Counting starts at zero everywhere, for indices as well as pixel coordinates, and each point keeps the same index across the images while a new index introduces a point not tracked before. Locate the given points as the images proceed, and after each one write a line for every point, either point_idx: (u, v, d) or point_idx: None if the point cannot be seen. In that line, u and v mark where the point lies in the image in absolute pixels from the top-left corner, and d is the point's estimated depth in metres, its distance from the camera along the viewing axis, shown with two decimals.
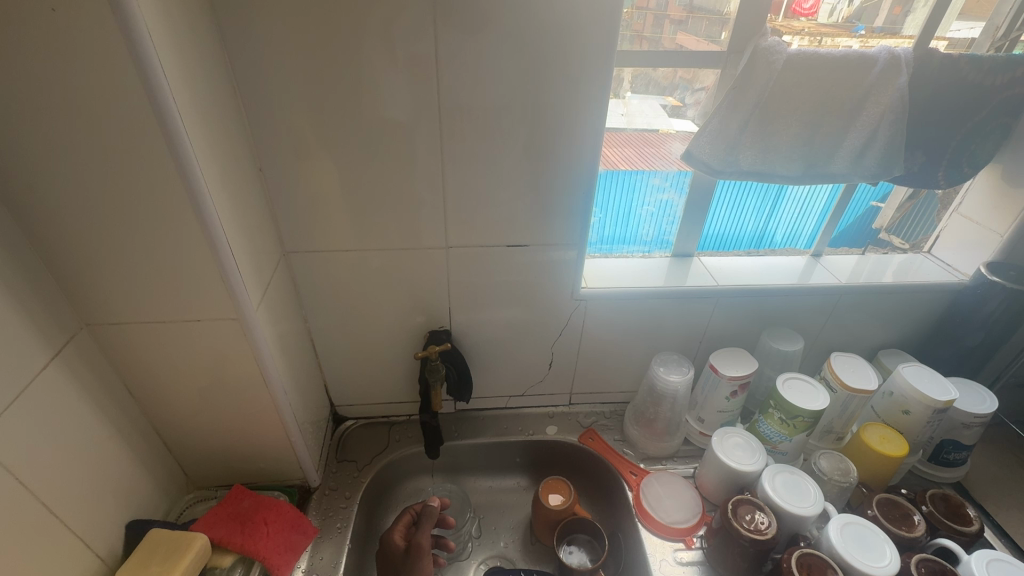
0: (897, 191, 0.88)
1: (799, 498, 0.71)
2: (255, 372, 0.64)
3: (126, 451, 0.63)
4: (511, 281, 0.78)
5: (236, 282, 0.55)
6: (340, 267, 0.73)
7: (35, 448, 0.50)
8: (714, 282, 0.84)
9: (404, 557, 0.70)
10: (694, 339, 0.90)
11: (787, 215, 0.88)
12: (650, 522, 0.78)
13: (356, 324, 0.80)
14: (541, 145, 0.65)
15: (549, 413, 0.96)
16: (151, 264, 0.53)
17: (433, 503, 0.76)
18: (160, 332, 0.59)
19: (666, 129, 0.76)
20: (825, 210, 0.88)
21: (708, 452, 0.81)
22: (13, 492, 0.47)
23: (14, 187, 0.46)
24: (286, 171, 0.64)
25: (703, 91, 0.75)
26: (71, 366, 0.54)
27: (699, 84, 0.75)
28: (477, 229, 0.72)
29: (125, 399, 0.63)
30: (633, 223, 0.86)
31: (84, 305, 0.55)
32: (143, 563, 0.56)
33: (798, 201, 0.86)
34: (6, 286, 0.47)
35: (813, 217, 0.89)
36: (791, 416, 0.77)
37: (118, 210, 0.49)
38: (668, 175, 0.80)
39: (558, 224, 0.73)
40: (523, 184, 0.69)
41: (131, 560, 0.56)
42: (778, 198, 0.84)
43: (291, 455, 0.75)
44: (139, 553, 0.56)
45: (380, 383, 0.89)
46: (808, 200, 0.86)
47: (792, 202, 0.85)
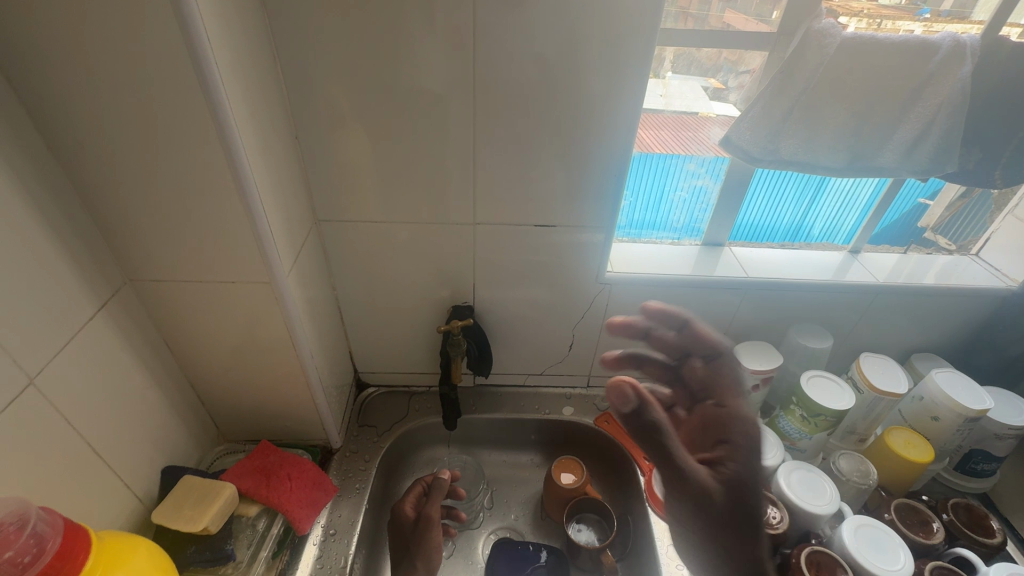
0: (949, 188, 0.83)
1: (814, 496, 0.71)
2: (284, 335, 0.66)
3: (163, 401, 0.66)
4: (537, 261, 0.78)
5: (270, 246, 0.57)
6: (370, 237, 0.75)
7: (83, 392, 0.53)
8: (743, 273, 0.83)
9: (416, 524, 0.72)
10: (719, 330, 0.89)
11: (826, 207, 0.85)
12: (660, 507, 0.79)
13: (383, 294, 0.82)
14: (575, 124, 0.64)
15: (566, 393, 0.97)
16: (191, 225, 0.55)
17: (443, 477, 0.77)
18: (197, 291, 0.61)
19: (706, 112, 0.74)
20: (868, 204, 0.84)
21: (724, 444, 0.81)
22: (62, 432, 0.51)
23: (67, 144, 0.48)
24: (320, 139, 0.65)
25: (750, 76, 0.72)
26: (115, 319, 0.57)
27: (743, 66, 0.72)
28: (506, 207, 0.72)
29: (163, 353, 0.66)
30: (664, 208, 0.84)
31: (127, 261, 0.58)
32: (176, 506, 0.59)
33: (839, 194, 0.82)
34: (58, 239, 0.49)
35: (853, 213, 0.86)
36: (813, 414, 0.76)
37: (162, 171, 0.51)
38: (703, 160, 0.78)
39: (588, 206, 0.72)
40: (555, 163, 0.68)
41: (167, 503, 0.60)
42: (819, 188, 0.81)
43: (316, 416, 0.78)
44: (173, 497, 0.60)
45: (403, 354, 0.91)
46: (850, 193, 0.82)
47: (833, 193, 0.82)
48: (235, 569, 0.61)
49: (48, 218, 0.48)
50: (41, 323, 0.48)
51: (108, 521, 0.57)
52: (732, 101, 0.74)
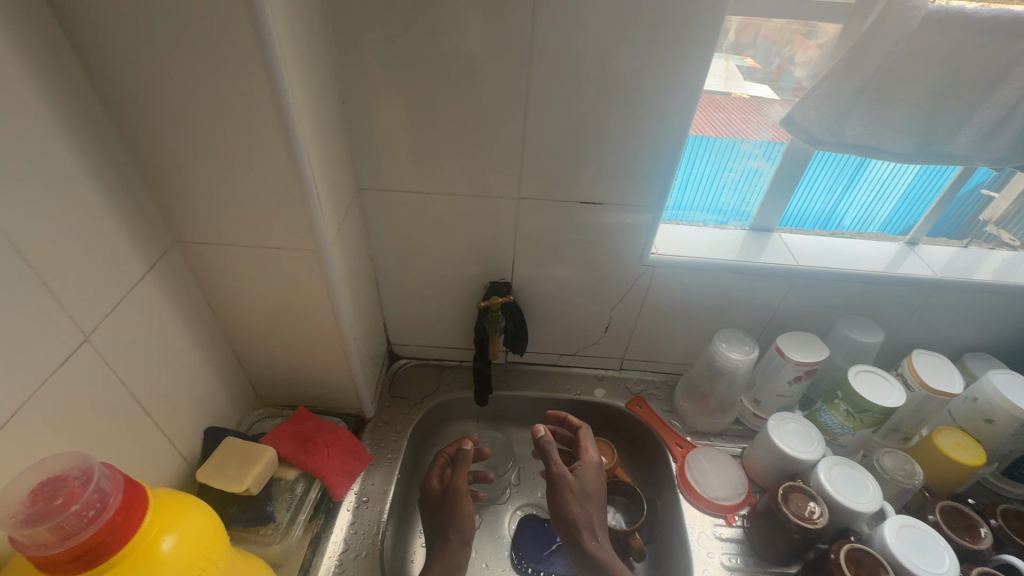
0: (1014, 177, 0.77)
1: (856, 492, 0.69)
2: (325, 304, 0.66)
3: (206, 364, 0.67)
4: (579, 239, 0.76)
5: (317, 214, 0.56)
6: (411, 208, 0.73)
7: (133, 352, 0.54)
8: (793, 261, 0.79)
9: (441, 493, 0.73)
10: (762, 319, 0.86)
11: (860, 196, 0.81)
12: (692, 494, 0.78)
13: (420, 266, 0.81)
14: (631, 97, 0.61)
15: (598, 375, 0.96)
16: (240, 189, 0.54)
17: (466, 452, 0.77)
18: (242, 256, 0.61)
19: (740, 94, 0.71)
20: (905, 194, 0.80)
21: (761, 435, 0.79)
22: (113, 390, 0.51)
23: (120, 100, 0.47)
24: (367, 104, 0.63)
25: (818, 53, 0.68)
26: (163, 280, 0.58)
27: (811, 40, 0.67)
28: (553, 181, 0.69)
29: (206, 317, 0.67)
30: (713, 190, 0.81)
31: (175, 223, 0.57)
32: (218, 467, 0.60)
33: (874, 183, 0.79)
34: (111, 198, 0.49)
35: (889, 203, 0.82)
36: (859, 410, 0.73)
37: (213, 132, 0.50)
38: (760, 142, 0.74)
39: (637, 184, 0.70)
40: (607, 138, 0.65)
41: (209, 463, 0.61)
42: (853, 176, 0.78)
43: (351, 386, 0.79)
44: (215, 457, 0.61)
45: (437, 327, 0.91)
46: (886, 182, 0.79)
47: (868, 182, 0.79)
48: (274, 530, 0.62)
49: (102, 176, 0.48)
50: (94, 282, 0.48)
51: (155, 477, 0.59)
52: (794, 80, 0.70)
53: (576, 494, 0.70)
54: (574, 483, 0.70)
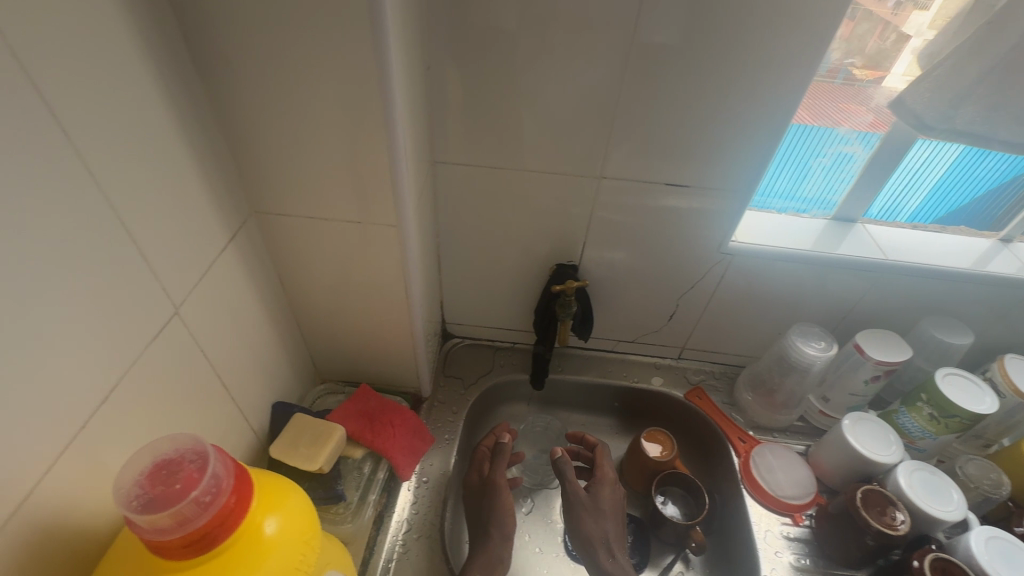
0: None
1: (938, 500, 0.66)
2: (397, 279, 0.64)
3: (275, 336, 0.66)
4: (656, 223, 0.73)
5: (402, 184, 0.53)
6: (484, 184, 0.70)
7: (213, 322, 0.52)
8: (881, 256, 0.75)
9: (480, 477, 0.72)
10: (837, 314, 0.82)
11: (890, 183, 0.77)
12: (758, 491, 0.76)
13: (485, 245, 0.78)
14: (734, 71, 0.57)
15: (655, 363, 0.93)
16: (326, 156, 0.52)
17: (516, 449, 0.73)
18: (319, 228, 0.59)
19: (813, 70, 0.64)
20: (939, 183, 0.76)
21: (833, 433, 0.76)
22: (196, 361, 0.50)
23: (214, 57, 0.45)
24: (453, 69, 0.60)
25: (910, 41, 0.63)
26: (241, 250, 0.56)
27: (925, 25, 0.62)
28: (636, 161, 0.66)
29: (277, 290, 0.65)
30: (798, 177, 0.76)
31: (255, 192, 0.56)
32: (292, 443, 0.60)
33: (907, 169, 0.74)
34: (198, 161, 0.47)
35: (920, 192, 0.77)
36: (946, 414, 0.70)
37: (306, 97, 0.47)
38: (857, 127, 0.70)
39: (726, 166, 0.66)
40: (700, 115, 0.61)
41: (282, 439, 0.60)
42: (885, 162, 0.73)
43: (412, 364, 0.77)
44: (288, 434, 0.60)
45: (494, 307, 0.88)
46: (920, 169, 0.74)
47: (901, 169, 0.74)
48: (345, 509, 0.62)
49: (190, 136, 0.46)
50: (182, 251, 0.46)
51: (230, 449, 0.58)
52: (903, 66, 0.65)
53: (587, 511, 0.70)
54: (585, 497, 0.71)
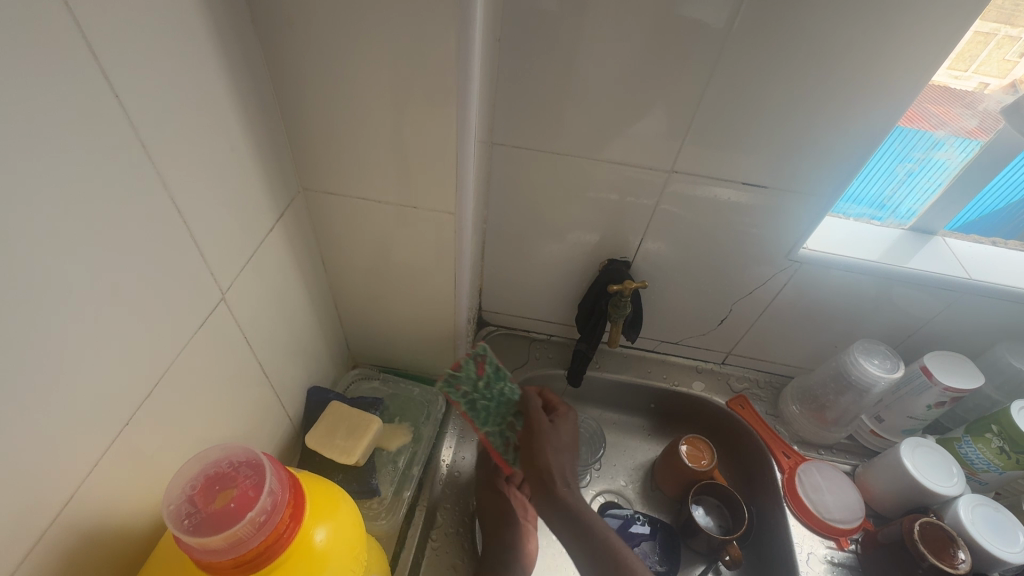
0: None
1: (1000, 538, 0.63)
2: (447, 266, 0.60)
3: (314, 318, 0.63)
4: (722, 223, 0.68)
5: (466, 168, 0.49)
6: (542, 172, 0.66)
7: (258, 305, 0.49)
8: (965, 274, 0.69)
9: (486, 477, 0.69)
10: (903, 332, 0.77)
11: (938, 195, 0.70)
12: (802, 511, 0.73)
13: (534, 234, 0.74)
14: (836, 64, 0.52)
15: (697, 367, 0.89)
16: (388, 134, 0.48)
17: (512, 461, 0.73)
18: (370, 209, 0.55)
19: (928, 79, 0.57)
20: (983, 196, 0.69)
21: (887, 456, 0.72)
22: (240, 347, 0.48)
23: (279, 20, 0.41)
24: (525, 44, 0.55)
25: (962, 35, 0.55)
26: (288, 230, 0.52)
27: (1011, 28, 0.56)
28: (712, 155, 0.61)
29: (319, 271, 0.62)
30: (881, 184, 0.70)
31: (306, 169, 0.52)
32: (329, 433, 0.59)
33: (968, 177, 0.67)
34: (251, 134, 0.44)
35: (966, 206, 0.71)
36: (1019, 450, 0.65)
37: (373, 68, 0.43)
38: (955, 133, 0.63)
39: (808, 167, 0.60)
40: (789, 111, 0.56)
41: (319, 429, 0.60)
42: (947, 170, 0.66)
43: (450, 354, 0.74)
44: (325, 423, 0.60)
45: (535, 299, 0.84)
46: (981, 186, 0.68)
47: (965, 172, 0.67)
48: (379, 504, 0.63)
49: (245, 105, 0.42)
50: (232, 232, 0.43)
51: (266, 435, 0.56)
52: (974, 69, 0.59)
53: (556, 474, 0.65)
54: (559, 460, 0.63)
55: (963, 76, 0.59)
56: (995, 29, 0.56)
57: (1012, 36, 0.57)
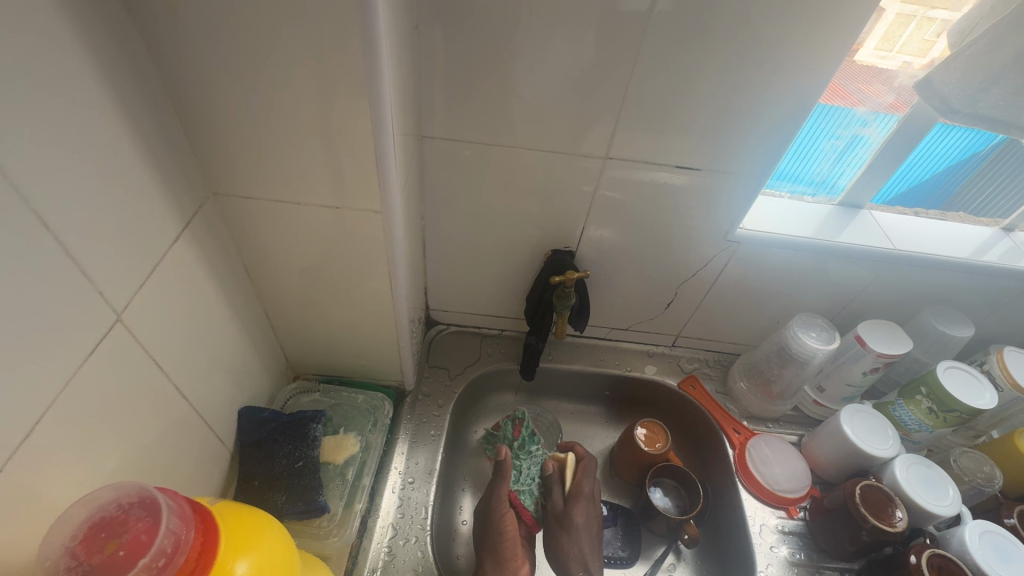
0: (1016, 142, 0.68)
1: (934, 495, 0.66)
2: (381, 268, 0.57)
3: (242, 333, 0.59)
4: (661, 207, 0.68)
5: (388, 164, 0.47)
6: (477, 164, 0.64)
7: (169, 323, 0.45)
8: (889, 244, 0.71)
9: (575, 503, 0.67)
10: (838, 303, 0.79)
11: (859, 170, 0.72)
12: (754, 486, 0.75)
13: (475, 229, 0.72)
14: (756, 45, 0.52)
15: (648, 351, 0.90)
16: (299, 131, 0.45)
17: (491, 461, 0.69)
18: (290, 212, 0.52)
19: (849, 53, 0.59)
20: (910, 168, 0.72)
21: (829, 425, 0.75)
22: (149, 370, 0.44)
23: (159, 9, 0.37)
24: (445, 32, 0.52)
25: (879, 16, 0.56)
26: (199, 239, 0.49)
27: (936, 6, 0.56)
28: (644, 138, 0.60)
29: (244, 282, 0.58)
30: (810, 161, 0.71)
31: (213, 171, 0.48)
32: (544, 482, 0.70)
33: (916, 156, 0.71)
34: (142, 138, 0.40)
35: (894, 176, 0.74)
36: (945, 409, 0.69)
37: (276, 61, 0.40)
38: (875, 109, 0.65)
39: (737, 148, 0.61)
40: (716, 94, 0.56)
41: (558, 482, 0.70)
42: (867, 144, 0.69)
43: (396, 358, 0.71)
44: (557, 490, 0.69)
45: (482, 295, 0.83)
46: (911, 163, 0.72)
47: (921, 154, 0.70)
48: (329, 522, 0.60)
49: (129, 107, 0.38)
50: (125, 247, 0.39)
51: (192, 462, 0.52)
52: (899, 51, 0.59)
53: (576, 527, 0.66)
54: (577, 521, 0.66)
55: (888, 56, 0.60)
56: (914, 10, 0.56)
57: (931, 17, 0.57)
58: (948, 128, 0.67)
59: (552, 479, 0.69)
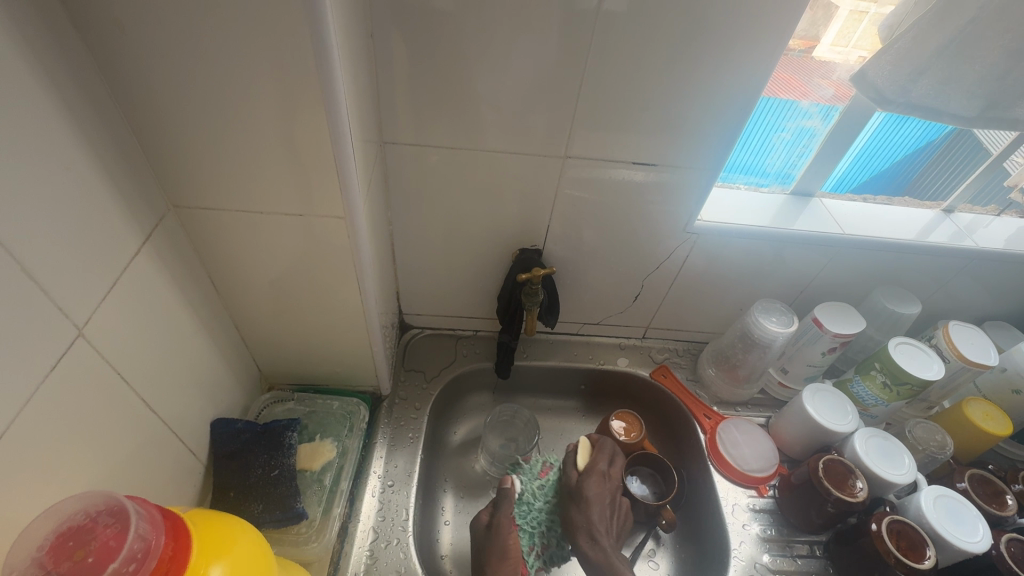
0: (964, 134, 0.74)
1: (892, 464, 0.69)
2: (349, 273, 0.58)
3: (211, 345, 0.59)
4: (623, 202, 0.70)
5: (349, 170, 0.48)
6: (440, 168, 0.65)
7: (133, 337, 0.45)
8: (839, 229, 0.75)
9: (587, 480, 0.70)
10: (796, 288, 0.83)
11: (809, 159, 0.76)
12: (725, 467, 0.78)
13: (442, 232, 0.73)
14: (698, 44, 0.55)
15: (620, 344, 0.92)
16: (257, 140, 0.45)
17: (484, 517, 0.68)
18: (253, 221, 0.52)
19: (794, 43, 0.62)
20: (861, 152, 0.75)
21: (793, 405, 0.78)
22: (114, 386, 0.43)
23: (107, 25, 0.38)
24: (399, 40, 0.54)
25: (835, 14, 0.60)
26: (160, 252, 0.48)
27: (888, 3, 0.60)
28: (601, 136, 0.62)
29: (212, 293, 0.58)
30: (761, 151, 0.74)
31: (173, 183, 0.48)
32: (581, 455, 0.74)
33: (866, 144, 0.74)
34: (95, 153, 0.40)
35: (844, 160, 0.77)
36: (898, 382, 0.73)
37: (229, 71, 0.41)
38: (820, 100, 0.68)
39: (689, 143, 0.64)
40: (665, 91, 0.58)
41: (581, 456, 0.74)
42: (813, 135, 0.72)
43: (369, 363, 0.72)
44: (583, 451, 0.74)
45: (454, 297, 0.84)
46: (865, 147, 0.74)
47: (880, 143, 0.74)
48: (308, 528, 0.61)
49: (80, 122, 0.38)
50: (81, 262, 0.39)
51: (164, 477, 0.51)
52: (853, 47, 0.64)
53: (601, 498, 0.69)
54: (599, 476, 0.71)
55: (844, 52, 0.64)
56: (866, 6, 0.61)
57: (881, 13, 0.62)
58: (906, 119, 0.70)
59: (569, 461, 0.74)
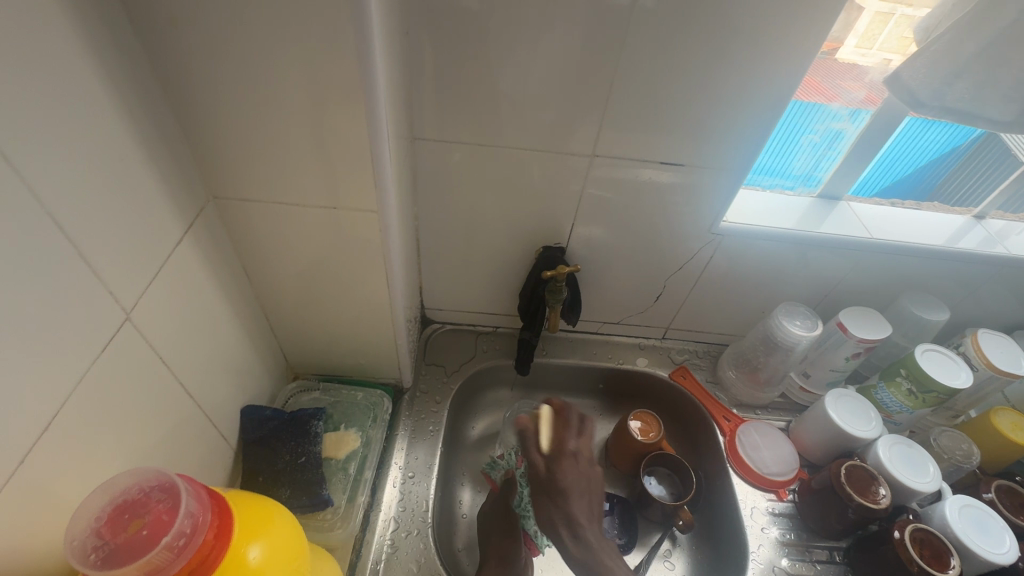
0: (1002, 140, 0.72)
1: (915, 472, 0.69)
2: (378, 267, 0.59)
3: (243, 334, 0.60)
4: (648, 202, 0.70)
5: (383, 165, 0.49)
6: (468, 165, 0.66)
7: (173, 324, 0.47)
8: (867, 234, 0.74)
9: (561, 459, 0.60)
10: (820, 292, 0.82)
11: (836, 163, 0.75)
12: (744, 470, 0.78)
13: (467, 229, 0.74)
14: (732, 46, 0.55)
15: (639, 344, 0.92)
16: (296, 134, 0.46)
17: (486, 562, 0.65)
18: (289, 214, 0.53)
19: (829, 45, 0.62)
20: (894, 156, 0.74)
21: (815, 410, 0.78)
22: (156, 371, 0.45)
23: (161, 23, 0.39)
24: (434, 38, 0.55)
25: (859, 15, 0.59)
26: (200, 242, 0.50)
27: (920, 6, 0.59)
28: (629, 136, 0.63)
29: (244, 283, 0.60)
30: (789, 153, 0.74)
31: (213, 176, 0.49)
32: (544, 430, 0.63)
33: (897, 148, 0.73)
34: (145, 145, 0.41)
35: (875, 164, 0.76)
36: (923, 390, 0.72)
37: (275, 69, 0.42)
38: (850, 103, 0.68)
39: (718, 144, 0.63)
40: (696, 92, 0.58)
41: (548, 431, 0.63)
42: (842, 138, 0.72)
43: (393, 356, 0.73)
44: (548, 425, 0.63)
45: (476, 293, 0.84)
46: (896, 152, 0.74)
47: (911, 147, 0.73)
48: (332, 514, 0.62)
49: (132, 115, 0.40)
50: (132, 251, 0.41)
51: (198, 460, 0.53)
52: (877, 49, 0.63)
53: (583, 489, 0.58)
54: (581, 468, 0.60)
55: (868, 53, 0.63)
56: (892, 7, 0.59)
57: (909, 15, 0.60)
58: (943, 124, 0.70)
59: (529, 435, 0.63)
